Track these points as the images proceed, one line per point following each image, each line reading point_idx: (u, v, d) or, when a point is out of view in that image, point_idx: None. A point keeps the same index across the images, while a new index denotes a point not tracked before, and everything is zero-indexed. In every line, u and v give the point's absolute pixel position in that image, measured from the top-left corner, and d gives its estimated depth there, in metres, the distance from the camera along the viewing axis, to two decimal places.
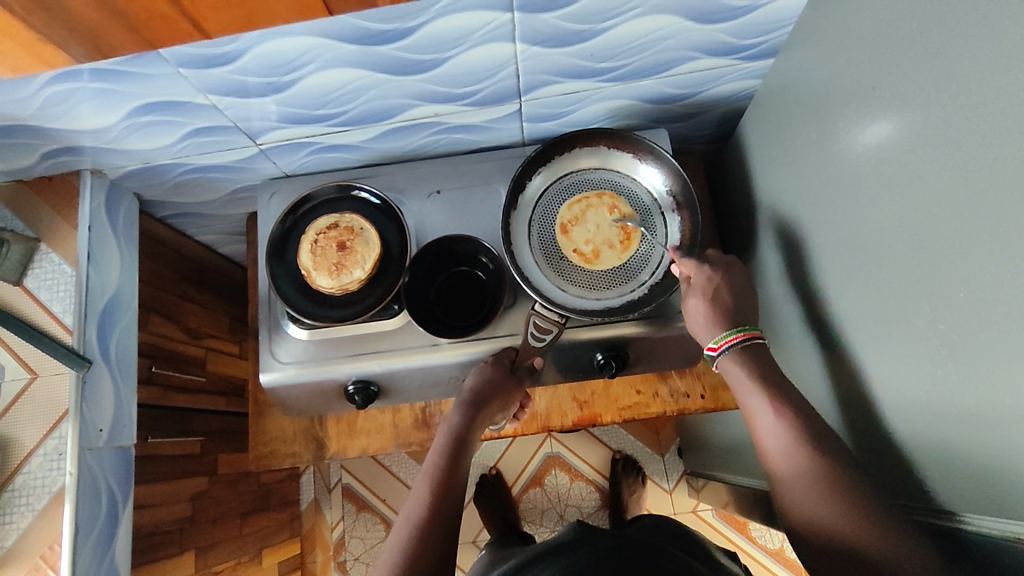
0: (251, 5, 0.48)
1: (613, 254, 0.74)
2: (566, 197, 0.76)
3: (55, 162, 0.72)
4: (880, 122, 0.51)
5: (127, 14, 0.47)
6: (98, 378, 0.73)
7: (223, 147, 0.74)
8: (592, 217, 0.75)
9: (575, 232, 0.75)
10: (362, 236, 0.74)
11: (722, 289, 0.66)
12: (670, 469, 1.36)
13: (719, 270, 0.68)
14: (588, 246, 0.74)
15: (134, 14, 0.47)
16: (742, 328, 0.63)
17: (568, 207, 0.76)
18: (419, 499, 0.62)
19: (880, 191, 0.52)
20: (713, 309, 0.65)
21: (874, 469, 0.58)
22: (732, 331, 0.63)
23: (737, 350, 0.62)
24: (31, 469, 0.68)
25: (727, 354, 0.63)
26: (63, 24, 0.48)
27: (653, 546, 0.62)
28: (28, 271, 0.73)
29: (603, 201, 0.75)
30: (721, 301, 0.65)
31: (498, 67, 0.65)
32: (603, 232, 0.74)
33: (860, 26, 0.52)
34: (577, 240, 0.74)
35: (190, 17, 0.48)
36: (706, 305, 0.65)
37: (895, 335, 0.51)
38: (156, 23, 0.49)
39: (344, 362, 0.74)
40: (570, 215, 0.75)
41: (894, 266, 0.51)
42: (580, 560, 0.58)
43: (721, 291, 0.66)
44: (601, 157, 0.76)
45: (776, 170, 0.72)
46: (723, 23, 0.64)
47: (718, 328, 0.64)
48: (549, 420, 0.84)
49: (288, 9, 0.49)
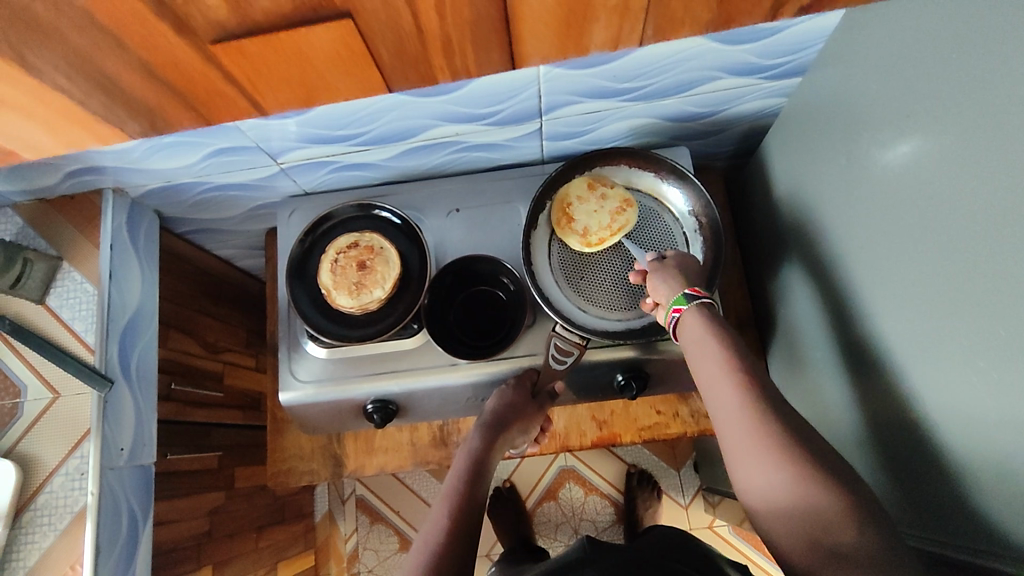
0: (310, 78, 0.45)
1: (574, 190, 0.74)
2: None
3: (78, 181, 0.72)
4: (914, 149, 0.50)
5: None
6: (118, 396, 0.73)
7: (244, 166, 0.74)
8: (601, 219, 0.72)
9: (610, 200, 0.73)
10: (382, 256, 0.74)
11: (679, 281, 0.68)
12: (686, 484, 1.35)
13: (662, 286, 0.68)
14: (597, 195, 0.73)
15: (191, 94, 0.45)
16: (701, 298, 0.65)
17: (622, 217, 0.72)
18: (437, 522, 0.61)
19: (915, 218, 0.50)
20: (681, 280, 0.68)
21: (909, 498, 0.57)
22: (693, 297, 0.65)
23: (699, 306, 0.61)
24: (53, 488, 0.68)
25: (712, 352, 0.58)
26: None
27: (657, 564, 0.60)
28: (50, 289, 0.73)
29: (595, 231, 0.72)
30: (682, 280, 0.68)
31: (521, 87, 0.65)
32: (598, 214, 0.72)
33: (891, 52, 0.52)
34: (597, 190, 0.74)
35: (247, 91, 0.46)
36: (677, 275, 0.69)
37: (929, 367, 0.50)
38: (214, 101, 0.47)
39: (363, 381, 0.74)
40: (621, 212, 0.72)
41: (930, 298, 0.49)
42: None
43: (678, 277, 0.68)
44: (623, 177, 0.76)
45: (801, 191, 0.71)
46: (747, 43, 0.64)
47: None
48: (568, 440, 0.83)
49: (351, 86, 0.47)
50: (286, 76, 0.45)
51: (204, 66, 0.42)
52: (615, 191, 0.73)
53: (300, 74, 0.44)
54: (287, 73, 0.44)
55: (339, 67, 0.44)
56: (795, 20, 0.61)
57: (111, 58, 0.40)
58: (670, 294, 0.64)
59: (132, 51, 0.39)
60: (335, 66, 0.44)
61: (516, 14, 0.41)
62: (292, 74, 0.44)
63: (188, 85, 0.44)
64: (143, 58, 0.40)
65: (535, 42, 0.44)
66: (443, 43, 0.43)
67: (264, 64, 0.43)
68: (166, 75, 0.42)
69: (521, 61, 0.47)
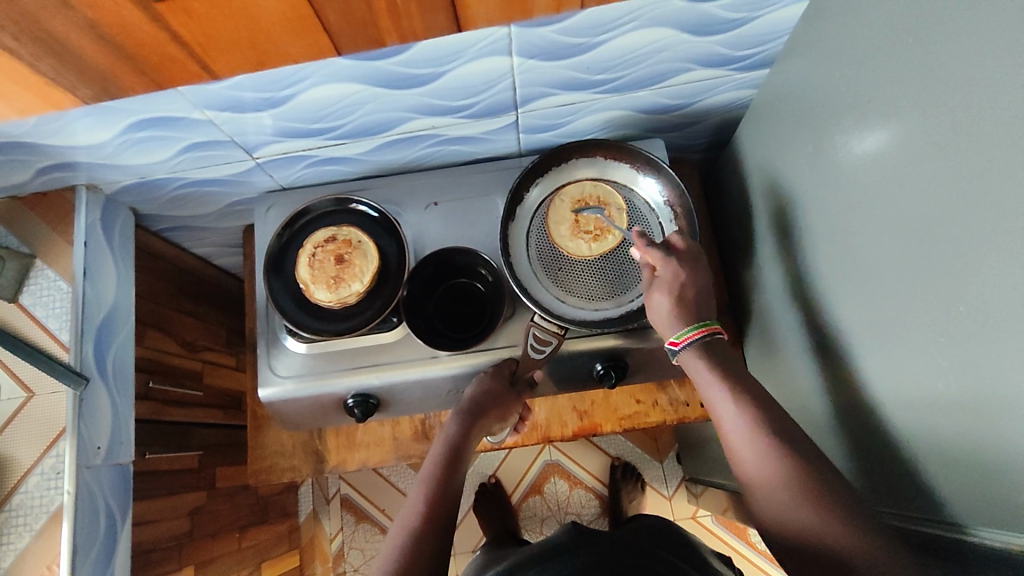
0: (262, 46, 0.48)
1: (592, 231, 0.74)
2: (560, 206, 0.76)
3: (50, 178, 0.71)
4: (876, 133, 0.51)
5: (144, 56, 0.47)
6: (94, 395, 0.72)
7: (220, 161, 0.73)
8: (584, 235, 0.74)
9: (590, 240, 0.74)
10: (360, 249, 0.74)
11: (686, 287, 0.66)
12: (669, 475, 1.36)
13: (685, 266, 0.67)
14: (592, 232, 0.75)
15: (146, 58, 0.47)
16: (700, 326, 0.65)
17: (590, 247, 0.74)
18: (414, 509, 0.61)
19: (878, 200, 0.52)
20: (677, 307, 0.66)
21: (874, 476, 0.58)
22: (690, 329, 0.65)
23: (697, 347, 0.64)
24: (28, 488, 0.67)
25: (688, 350, 0.64)
26: (73, 60, 0.47)
27: (646, 551, 0.61)
28: (24, 287, 0.72)
29: (585, 239, 0.74)
30: (685, 299, 0.66)
31: (495, 80, 0.66)
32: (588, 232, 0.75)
33: (853, 40, 0.53)
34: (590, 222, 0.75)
35: (202, 59, 0.48)
36: (670, 303, 0.66)
37: (893, 346, 0.52)
38: (167, 65, 0.48)
39: (343, 375, 0.74)
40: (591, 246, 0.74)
41: (893, 276, 0.51)
42: (579, 560, 0.59)
43: (685, 289, 0.66)
44: (589, 189, 0.76)
45: (771, 179, 0.72)
46: (716, 35, 0.65)
47: (679, 325, 0.65)
48: (550, 431, 0.83)
49: (297, 45, 0.49)
50: (233, 36, 0.46)
51: (155, 29, 0.44)
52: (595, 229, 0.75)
53: (249, 41, 0.47)
54: (236, 39, 0.47)
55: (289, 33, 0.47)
56: (763, 11, 0.62)
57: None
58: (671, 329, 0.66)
59: (79, 11, 0.41)
60: (284, 29, 0.46)
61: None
62: (240, 38, 0.47)
63: (139, 47, 0.46)
64: (91, 18, 0.42)
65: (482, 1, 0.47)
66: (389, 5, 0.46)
67: (214, 28, 0.45)
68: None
69: (468, 20, 0.50)
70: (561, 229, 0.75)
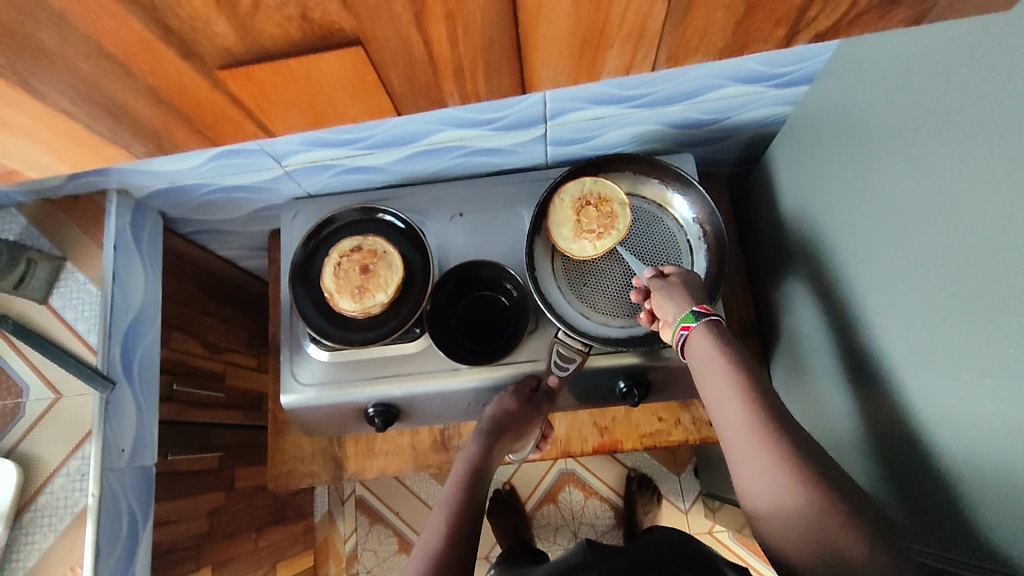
0: (324, 109, 0.42)
1: (592, 227, 0.71)
2: (562, 203, 0.73)
3: (82, 182, 0.72)
4: (918, 163, 0.49)
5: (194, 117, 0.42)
6: (120, 398, 0.72)
7: (249, 169, 0.74)
8: (585, 233, 0.71)
9: (589, 237, 0.71)
10: (386, 260, 0.74)
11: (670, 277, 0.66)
12: (686, 489, 1.35)
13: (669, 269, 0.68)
14: (595, 229, 0.71)
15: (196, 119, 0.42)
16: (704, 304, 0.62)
17: (590, 244, 0.71)
18: (436, 531, 0.61)
19: (920, 232, 0.50)
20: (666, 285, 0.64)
21: (908, 512, 0.57)
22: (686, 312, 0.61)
23: (708, 322, 0.60)
24: (53, 489, 0.68)
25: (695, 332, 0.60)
26: None
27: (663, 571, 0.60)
28: (54, 289, 0.73)
29: (585, 236, 0.71)
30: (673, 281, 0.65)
31: (527, 94, 0.65)
32: (588, 228, 0.71)
33: (897, 65, 0.51)
34: (589, 219, 0.71)
35: (258, 119, 0.43)
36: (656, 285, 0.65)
37: (933, 382, 0.50)
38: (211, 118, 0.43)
39: (364, 385, 0.74)
40: (591, 243, 0.71)
41: (934, 311, 0.49)
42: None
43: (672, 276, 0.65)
44: (589, 187, 0.73)
45: (805, 199, 0.70)
46: (755, 52, 0.63)
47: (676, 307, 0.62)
48: (569, 446, 0.83)
49: (357, 108, 0.43)
50: (292, 98, 0.40)
51: (213, 94, 0.39)
52: (596, 224, 0.71)
53: (308, 103, 0.41)
54: (296, 100, 0.41)
55: (349, 93, 0.41)
56: None
57: (121, 87, 0.37)
58: (676, 313, 0.62)
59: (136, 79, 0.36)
60: (344, 92, 0.41)
61: (533, 38, 0.37)
62: (299, 101, 0.41)
63: (196, 111, 0.41)
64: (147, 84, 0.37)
65: (549, 66, 0.41)
66: (456, 68, 0.39)
67: (271, 91, 0.39)
68: (179, 99, 0.39)
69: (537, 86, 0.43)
70: (564, 231, 0.72)
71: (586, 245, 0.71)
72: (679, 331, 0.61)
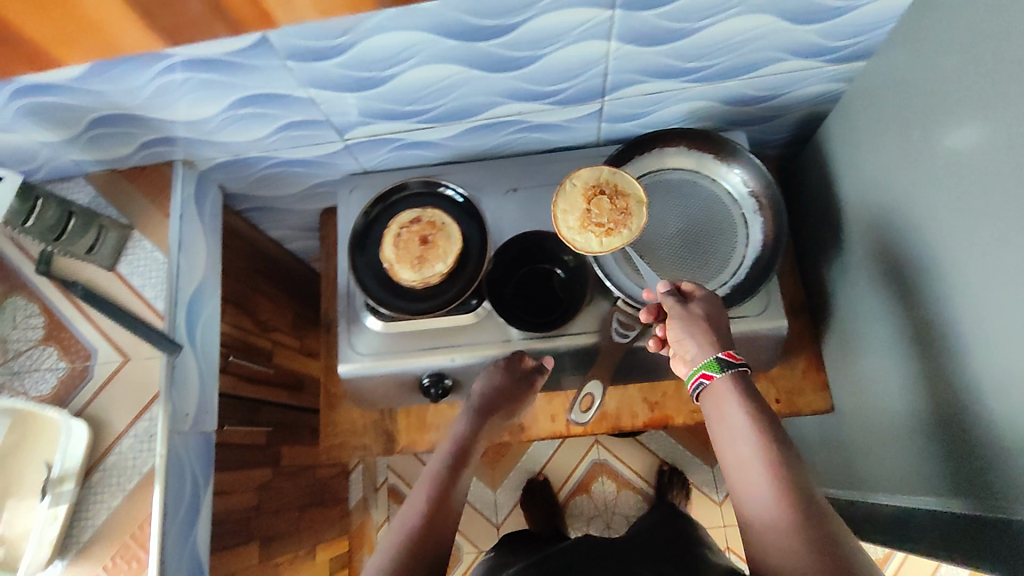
0: None
1: (601, 222, 0.71)
2: (573, 194, 0.73)
3: (151, 153, 0.74)
4: (990, 120, 0.50)
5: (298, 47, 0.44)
6: (184, 363, 0.74)
7: (311, 141, 0.75)
8: (591, 227, 0.71)
9: (595, 231, 0.70)
10: (445, 231, 0.75)
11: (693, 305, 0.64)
12: (721, 480, 1.34)
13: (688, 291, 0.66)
14: (602, 224, 0.71)
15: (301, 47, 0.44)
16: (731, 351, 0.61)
17: (597, 240, 0.70)
18: (416, 508, 0.67)
19: (991, 189, 0.51)
20: (689, 318, 0.63)
21: (974, 475, 0.57)
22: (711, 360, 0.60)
23: (735, 372, 0.59)
24: (121, 450, 0.69)
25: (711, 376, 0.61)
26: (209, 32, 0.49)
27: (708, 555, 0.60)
28: (121, 256, 0.75)
29: (592, 229, 0.70)
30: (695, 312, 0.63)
31: (591, 64, 0.66)
32: (596, 222, 0.71)
33: (963, 28, 0.53)
34: (598, 215, 0.71)
35: None
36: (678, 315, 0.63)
37: (1005, 337, 0.51)
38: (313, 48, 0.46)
39: (420, 356, 0.75)
40: (597, 238, 0.70)
41: (1007, 265, 0.50)
42: None
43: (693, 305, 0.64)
44: (605, 177, 0.73)
45: (861, 172, 0.71)
46: (815, 23, 0.65)
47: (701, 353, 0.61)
48: (620, 421, 0.83)
49: None
50: None
51: None
52: (605, 220, 0.71)
53: None
54: None
55: None
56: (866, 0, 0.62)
57: None
58: (700, 358, 0.61)
59: None
60: None
61: None
62: None
63: None
64: None
65: None
66: None
67: None
68: None
69: None
70: (569, 219, 0.71)
71: (592, 240, 0.70)
72: (699, 377, 0.61)
